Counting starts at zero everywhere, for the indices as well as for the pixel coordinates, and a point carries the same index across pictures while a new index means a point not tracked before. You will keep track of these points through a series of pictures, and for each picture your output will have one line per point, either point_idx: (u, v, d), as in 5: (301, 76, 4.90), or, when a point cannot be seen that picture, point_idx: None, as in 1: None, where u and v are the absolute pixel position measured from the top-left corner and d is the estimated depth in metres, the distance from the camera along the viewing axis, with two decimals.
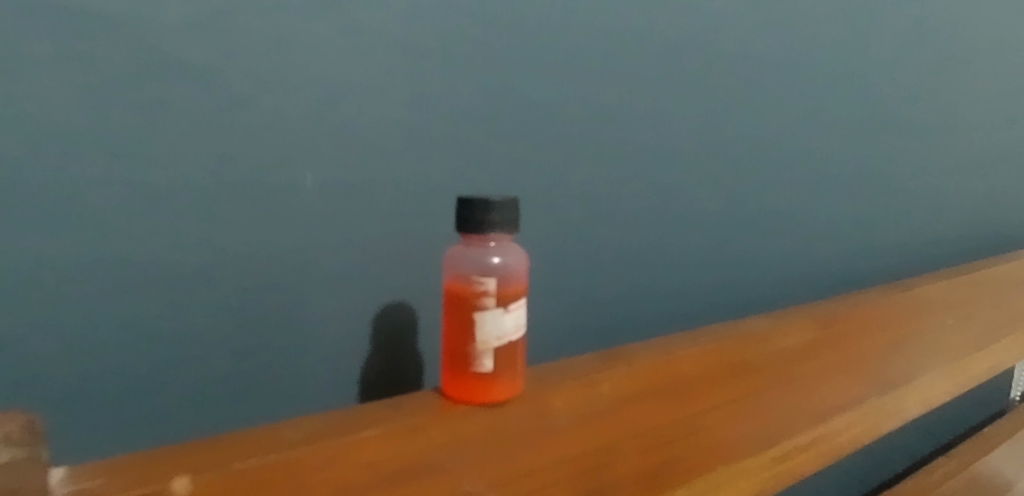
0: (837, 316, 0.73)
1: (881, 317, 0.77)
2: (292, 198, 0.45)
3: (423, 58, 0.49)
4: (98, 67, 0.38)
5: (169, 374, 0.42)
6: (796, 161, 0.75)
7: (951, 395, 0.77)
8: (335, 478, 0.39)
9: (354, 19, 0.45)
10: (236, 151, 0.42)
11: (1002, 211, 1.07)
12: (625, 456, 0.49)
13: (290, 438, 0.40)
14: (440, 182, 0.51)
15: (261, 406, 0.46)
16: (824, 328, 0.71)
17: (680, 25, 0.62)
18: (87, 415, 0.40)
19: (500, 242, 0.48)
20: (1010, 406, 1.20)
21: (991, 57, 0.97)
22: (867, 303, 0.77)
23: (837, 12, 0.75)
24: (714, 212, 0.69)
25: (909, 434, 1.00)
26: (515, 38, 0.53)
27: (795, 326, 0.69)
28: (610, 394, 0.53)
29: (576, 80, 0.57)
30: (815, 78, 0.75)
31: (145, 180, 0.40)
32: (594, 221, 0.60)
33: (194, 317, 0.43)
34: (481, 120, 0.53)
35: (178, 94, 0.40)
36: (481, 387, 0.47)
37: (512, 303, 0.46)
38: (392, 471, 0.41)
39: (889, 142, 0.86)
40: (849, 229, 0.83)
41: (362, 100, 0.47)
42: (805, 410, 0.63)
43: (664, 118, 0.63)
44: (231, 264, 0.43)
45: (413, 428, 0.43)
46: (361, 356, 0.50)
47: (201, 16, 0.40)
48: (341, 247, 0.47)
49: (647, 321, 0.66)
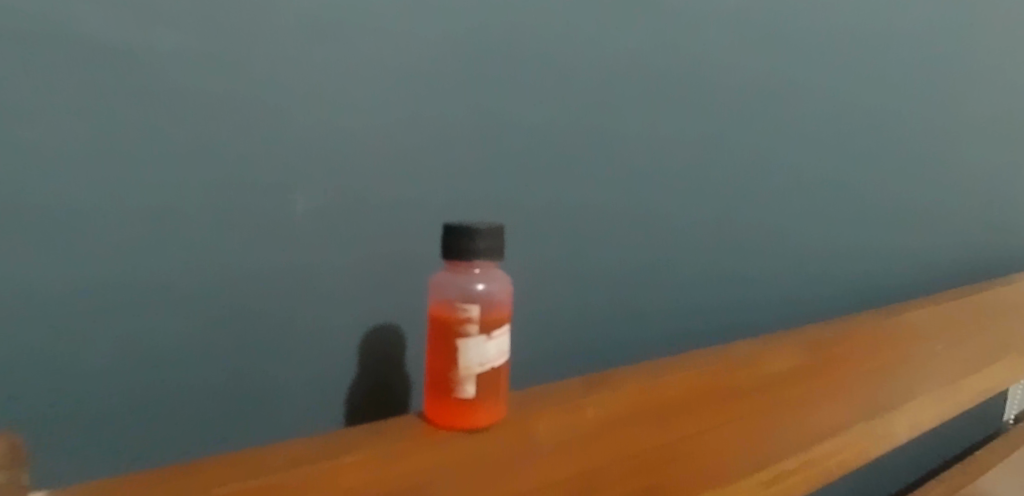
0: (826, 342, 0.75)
1: (872, 344, 0.77)
2: (279, 220, 0.45)
3: (412, 83, 0.50)
4: (84, 91, 0.38)
5: (155, 398, 0.43)
6: (786, 185, 0.76)
7: (954, 418, 0.76)
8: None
9: (343, 43, 0.46)
10: (223, 173, 0.43)
11: (995, 235, 1.07)
12: (623, 476, 0.49)
13: (272, 463, 0.41)
14: (428, 205, 0.52)
15: (245, 428, 0.46)
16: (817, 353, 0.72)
17: (669, 52, 0.63)
18: (68, 435, 0.40)
19: (484, 269, 0.48)
20: (1003, 429, 1.21)
21: (981, 84, 0.98)
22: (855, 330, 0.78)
23: (827, 38, 0.77)
24: (704, 234, 0.69)
25: (902, 455, 1.01)
26: (505, 62, 0.54)
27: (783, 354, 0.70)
28: (597, 417, 0.54)
29: (566, 107, 0.58)
30: (805, 102, 0.76)
31: (132, 201, 0.40)
32: (582, 243, 0.61)
33: (179, 338, 0.43)
34: (472, 146, 0.53)
35: (171, 121, 0.41)
36: (464, 414, 0.47)
37: (495, 331, 0.47)
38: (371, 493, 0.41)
39: (878, 166, 0.87)
40: (840, 253, 0.84)
41: (354, 126, 0.48)
42: (800, 429, 0.63)
43: (653, 141, 0.64)
44: (217, 285, 0.44)
45: (392, 453, 0.44)
46: (348, 379, 0.50)
47: (196, 46, 0.41)
48: (327, 270, 0.48)
49: (635, 343, 0.66)
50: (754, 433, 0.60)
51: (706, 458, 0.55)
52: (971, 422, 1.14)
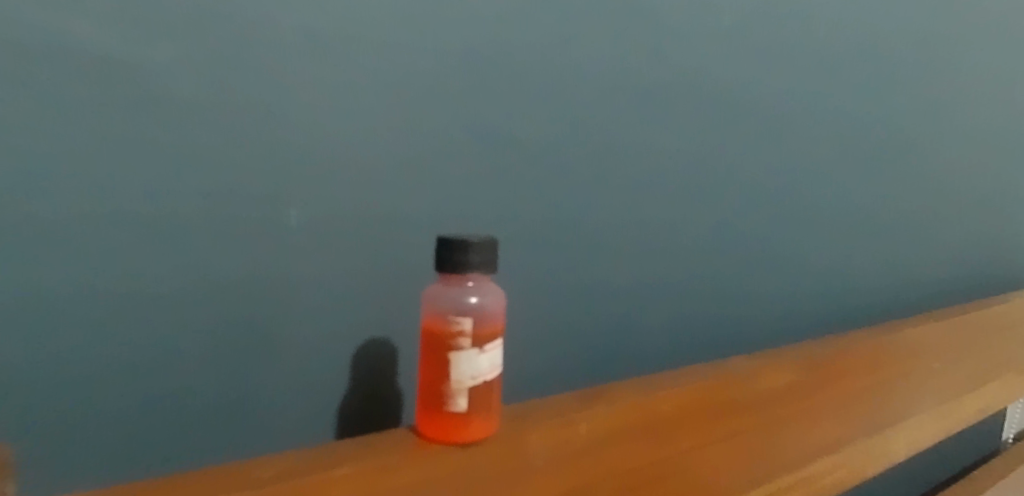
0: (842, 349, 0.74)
1: (881, 356, 0.77)
2: (275, 230, 0.46)
3: (409, 94, 0.50)
4: (81, 99, 0.38)
5: (144, 406, 0.43)
6: (783, 200, 0.76)
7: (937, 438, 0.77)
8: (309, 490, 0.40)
9: (340, 53, 0.47)
10: (219, 182, 0.43)
11: (995, 252, 1.07)
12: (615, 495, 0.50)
13: (259, 475, 0.41)
14: (424, 216, 0.52)
15: (235, 439, 0.46)
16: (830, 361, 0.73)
17: (667, 66, 0.64)
18: (60, 445, 0.40)
19: (477, 281, 0.48)
20: (1001, 448, 1.20)
21: (979, 101, 0.98)
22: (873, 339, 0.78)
23: (823, 54, 0.77)
24: (700, 247, 0.70)
25: (899, 473, 1.00)
26: (501, 74, 0.54)
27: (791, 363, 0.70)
28: (591, 432, 0.53)
29: (561, 120, 0.58)
30: (802, 118, 0.77)
31: (128, 209, 0.41)
32: (577, 255, 0.61)
33: (172, 348, 0.43)
34: (466, 158, 0.54)
35: (165, 130, 0.41)
36: (456, 426, 0.47)
37: (487, 344, 0.47)
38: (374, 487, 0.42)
39: (877, 182, 0.87)
40: (838, 268, 0.84)
41: (351, 137, 0.48)
42: (791, 445, 0.64)
43: (649, 153, 0.64)
44: (212, 293, 0.44)
45: (385, 467, 0.44)
46: (340, 392, 0.50)
47: (191, 56, 0.41)
48: (322, 280, 0.48)
49: (630, 358, 0.66)
50: (744, 451, 0.61)
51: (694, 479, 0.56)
52: (969, 440, 1.13)
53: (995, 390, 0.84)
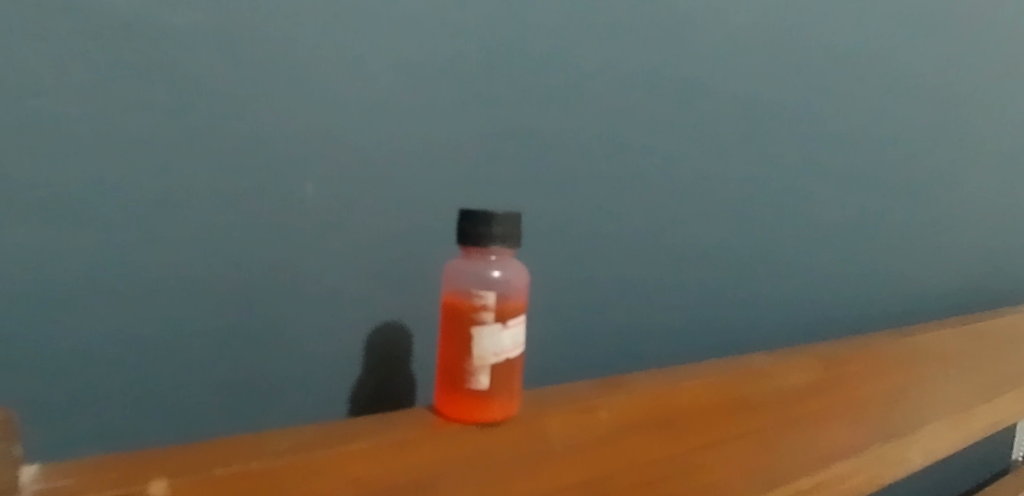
0: (866, 348, 0.71)
1: (905, 358, 0.74)
2: (292, 203, 0.44)
3: (430, 72, 0.49)
4: (99, 62, 0.38)
5: (150, 382, 0.41)
6: (802, 203, 0.75)
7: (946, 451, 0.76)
8: (319, 467, 0.38)
9: (363, 28, 0.46)
10: (238, 152, 0.42)
11: (1016, 264, 1.05)
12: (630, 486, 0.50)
13: (276, 447, 0.38)
14: (442, 197, 0.51)
15: (247, 416, 0.44)
16: (852, 363, 0.69)
17: (686, 59, 0.63)
18: (64, 416, 0.39)
19: (501, 256, 0.47)
20: (1013, 465, 1.18)
21: (999, 113, 0.96)
22: (897, 339, 0.74)
23: (841, 58, 0.76)
24: (718, 243, 0.68)
25: (913, 487, 0.98)
26: (521, 59, 0.54)
27: (814, 361, 0.65)
28: (611, 421, 0.50)
29: (577, 112, 0.57)
30: (821, 120, 0.75)
31: (143, 175, 0.40)
32: (594, 245, 0.60)
33: (184, 319, 0.42)
34: (484, 143, 0.53)
35: (185, 95, 0.40)
36: (478, 405, 0.45)
37: (511, 320, 0.45)
38: (388, 468, 0.40)
39: (898, 188, 0.85)
40: (857, 273, 0.82)
41: (371, 114, 0.47)
42: (799, 451, 0.62)
43: (668, 147, 0.63)
44: (227, 266, 0.43)
45: (404, 443, 0.41)
46: (356, 373, 0.48)
47: (212, 27, 0.41)
48: (341, 255, 0.47)
49: (648, 353, 0.65)
50: (756, 454, 0.59)
51: (707, 476, 0.55)
52: (982, 456, 1.11)
53: (1009, 402, 0.83)
